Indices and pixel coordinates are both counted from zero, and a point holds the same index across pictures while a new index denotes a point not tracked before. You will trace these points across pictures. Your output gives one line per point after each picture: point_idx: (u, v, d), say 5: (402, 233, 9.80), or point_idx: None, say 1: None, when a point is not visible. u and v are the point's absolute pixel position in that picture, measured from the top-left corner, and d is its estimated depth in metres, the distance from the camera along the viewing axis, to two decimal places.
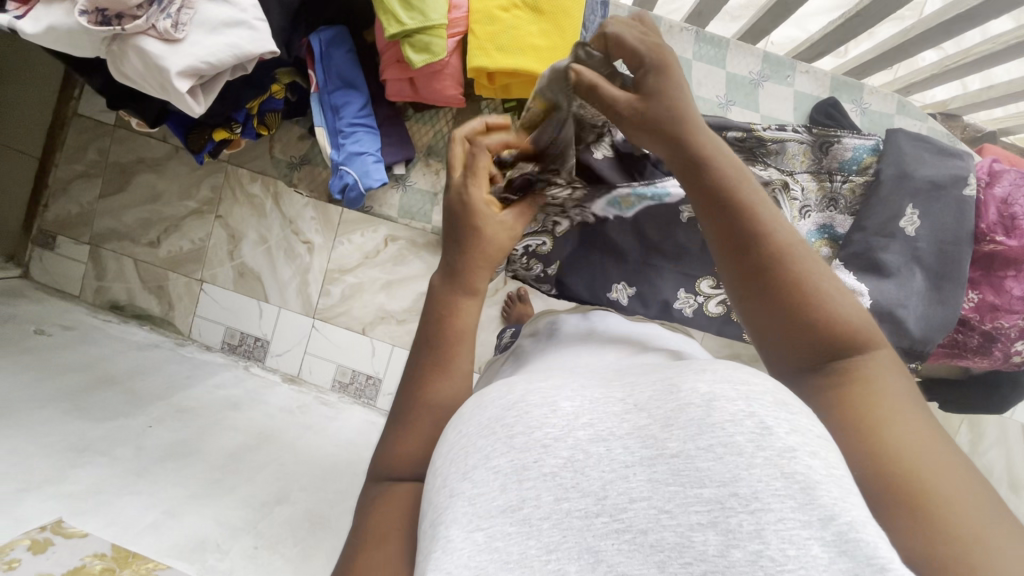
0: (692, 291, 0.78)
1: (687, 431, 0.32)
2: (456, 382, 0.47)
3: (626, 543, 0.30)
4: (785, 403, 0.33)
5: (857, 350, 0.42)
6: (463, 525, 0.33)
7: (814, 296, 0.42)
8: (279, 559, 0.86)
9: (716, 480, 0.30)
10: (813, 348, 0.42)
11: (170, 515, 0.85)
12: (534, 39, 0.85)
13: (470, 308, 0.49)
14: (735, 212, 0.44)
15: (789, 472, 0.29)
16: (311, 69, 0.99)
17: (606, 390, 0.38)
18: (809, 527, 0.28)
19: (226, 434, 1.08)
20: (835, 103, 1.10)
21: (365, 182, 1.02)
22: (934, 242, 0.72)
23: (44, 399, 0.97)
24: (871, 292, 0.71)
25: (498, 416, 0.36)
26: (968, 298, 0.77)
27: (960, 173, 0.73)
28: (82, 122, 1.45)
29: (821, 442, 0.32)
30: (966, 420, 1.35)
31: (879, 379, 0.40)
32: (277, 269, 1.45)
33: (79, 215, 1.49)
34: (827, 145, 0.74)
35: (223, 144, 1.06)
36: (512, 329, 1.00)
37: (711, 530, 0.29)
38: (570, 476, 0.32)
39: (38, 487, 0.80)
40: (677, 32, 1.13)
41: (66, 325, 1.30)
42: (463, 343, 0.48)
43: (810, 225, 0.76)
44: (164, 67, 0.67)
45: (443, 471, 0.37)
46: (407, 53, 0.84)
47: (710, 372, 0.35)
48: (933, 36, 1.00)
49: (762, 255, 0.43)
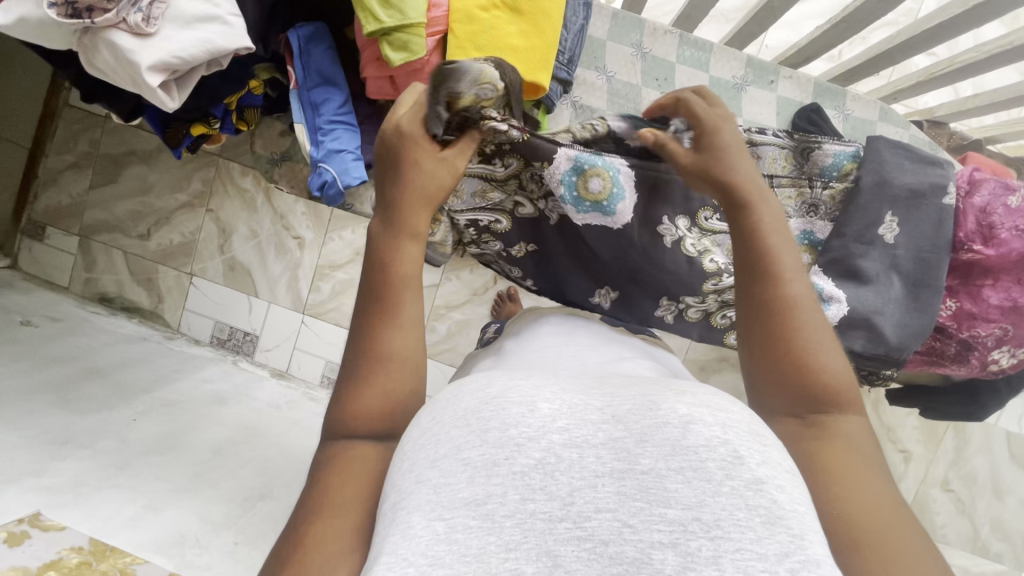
0: (675, 298, 0.75)
1: (661, 449, 0.33)
2: (409, 335, 0.47)
3: (585, 552, 0.31)
4: (758, 434, 0.36)
5: (839, 409, 0.46)
6: (425, 513, 0.34)
7: (810, 344, 0.47)
8: (258, 555, 0.86)
9: (682, 503, 0.31)
10: (799, 393, 0.46)
11: (150, 509, 0.84)
12: (513, 40, 0.85)
13: (412, 252, 0.49)
14: (756, 255, 0.50)
15: (754, 504, 0.31)
16: (290, 65, 0.99)
17: (585, 397, 0.39)
18: (764, 561, 0.29)
19: (210, 429, 1.08)
20: (817, 108, 1.10)
21: (343, 180, 1.00)
22: (912, 250, 0.73)
23: (28, 391, 0.97)
24: (849, 299, 0.72)
25: (474, 408, 0.37)
26: (947, 307, 0.77)
27: (940, 182, 0.73)
28: (73, 113, 1.44)
29: (789, 477, 0.34)
30: (951, 425, 1.35)
31: (851, 439, 0.44)
32: (267, 264, 1.45)
33: (68, 206, 1.48)
34: (808, 151, 0.71)
35: (202, 138, 1.05)
36: (496, 325, 1.02)
37: (671, 550, 0.30)
38: (538, 478, 0.33)
39: (19, 479, 0.80)
40: (661, 35, 1.13)
41: (54, 317, 1.29)
42: (403, 290, 0.47)
43: (793, 232, 0.74)
44: (135, 62, 0.66)
45: (412, 456, 0.38)
46: (386, 51, 0.84)
47: (690, 396, 0.37)
48: (918, 42, 1.01)
49: (770, 298, 0.48)
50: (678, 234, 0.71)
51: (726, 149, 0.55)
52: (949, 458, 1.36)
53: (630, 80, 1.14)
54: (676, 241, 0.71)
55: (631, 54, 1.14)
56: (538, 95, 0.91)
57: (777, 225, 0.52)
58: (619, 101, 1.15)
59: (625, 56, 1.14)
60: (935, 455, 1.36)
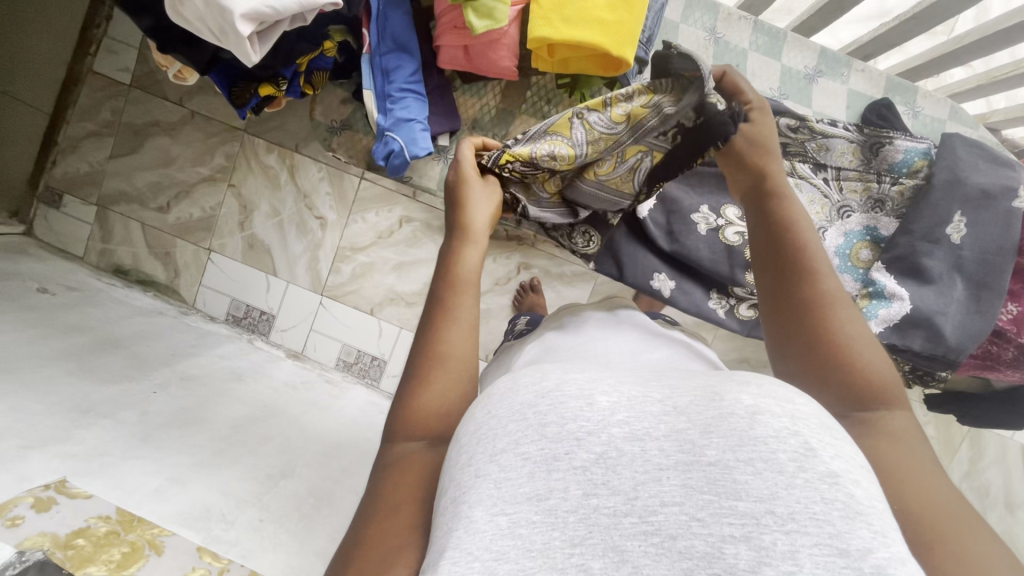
0: (725, 295, 0.95)
1: (728, 440, 0.31)
2: (465, 336, 0.49)
3: (652, 546, 0.30)
4: (829, 428, 0.33)
5: (884, 404, 0.45)
6: (487, 507, 0.32)
7: (849, 337, 0.47)
8: (283, 533, 0.85)
9: (753, 496, 0.29)
10: (837, 389, 0.45)
11: (175, 481, 0.82)
12: (600, 12, 0.83)
13: (471, 256, 0.54)
14: (784, 249, 0.51)
15: (830, 497, 0.29)
16: (365, 28, 0.97)
17: (643, 389, 0.37)
18: (845, 556, 0.27)
19: (230, 405, 1.06)
20: (889, 103, 1.08)
21: (411, 150, 0.99)
22: (978, 251, 0.79)
23: (49, 357, 0.95)
24: (911, 298, 0.79)
25: (530, 402, 0.36)
26: (1007, 310, 0.82)
27: (1010, 183, 0.79)
28: (97, 80, 1.41)
29: (863, 471, 0.32)
30: (968, 435, 1.36)
31: (907, 436, 0.43)
32: (288, 244, 1.43)
33: (87, 174, 1.46)
34: (879, 146, 0.84)
35: (267, 100, 1.03)
36: (527, 318, 0.99)
37: (743, 544, 0.28)
38: (600, 472, 0.32)
39: (42, 445, 0.77)
40: (735, 20, 1.12)
41: (70, 286, 1.27)
42: (465, 292, 0.51)
43: (854, 225, 0.86)
44: (227, 9, 0.63)
45: (469, 449, 0.36)
46: (469, 18, 0.82)
47: (755, 387, 0.35)
48: (988, 44, 1.01)
49: (809, 290, 0.49)
50: (716, 222, 0.90)
51: (770, 153, 0.59)
52: (963, 469, 1.36)
53: None
54: (713, 228, 0.90)
55: (703, 39, 1.14)
56: (618, 72, 0.90)
57: (808, 224, 0.53)
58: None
59: (697, 40, 1.14)
60: (949, 466, 1.36)
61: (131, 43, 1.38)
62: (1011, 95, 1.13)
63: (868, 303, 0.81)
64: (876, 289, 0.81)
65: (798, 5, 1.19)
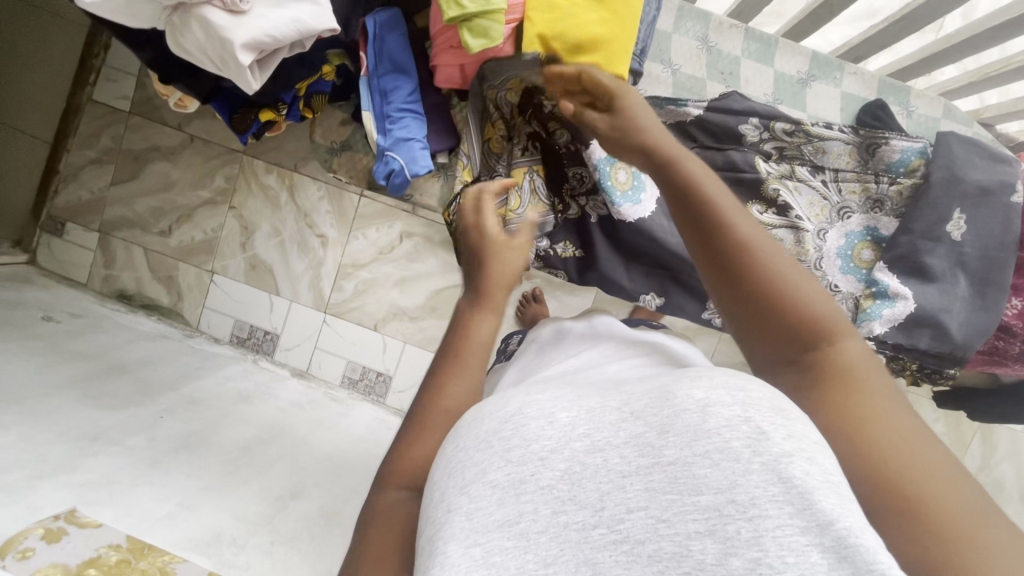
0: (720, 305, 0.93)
1: (683, 438, 0.30)
2: (469, 386, 0.50)
3: (623, 555, 0.29)
4: (782, 409, 0.32)
5: (830, 342, 0.40)
6: (460, 540, 0.32)
7: (779, 281, 0.42)
8: (295, 555, 0.84)
9: (713, 488, 0.28)
10: (781, 346, 0.41)
11: (185, 507, 0.82)
12: (593, 28, 0.84)
13: (487, 322, 0.54)
14: (694, 215, 0.46)
15: (786, 477, 0.28)
16: (365, 52, 0.99)
17: (603, 398, 0.37)
18: (807, 533, 0.27)
19: (237, 427, 1.06)
20: (882, 105, 1.09)
21: (412, 169, 0.99)
22: (979, 248, 0.79)
23: (53, 386, 0.94)
24: (914, 296, 0.79)
25: (495, 429, 0.36)
26: (1012, 305, 0.82)
27: (1008, 179, 0.79)
28: (96, 108, 1.42)
29: (818, 449, 0.30)
30: (979, 431, 1.35)
31: (859, 371, 0.39)
32: (290, 263, 1.44)
33: (89, 201, 1.47)
34: (875, 146, 0.85)
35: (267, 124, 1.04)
36: (519, 336, 0.95)
37: (709, 538, 0.27)
38: (566, 488, 0.32)
39: (51, 475, 0.77)
40: (727, 29, 1.14)
41: (74, 313, 1.27)
42: (470, 350, 0.52)
43: (855, 226, 0.86)
44: (228, 40, 0.64)
45: (441, 485, 0.36)
46: (465, 38, 0.83)
47: (707, 378, 0.33)
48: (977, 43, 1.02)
49: (725, 246, 0.44)
50: None
51: (639, 113, 0.55)
52: (976, 464, 1.35)
53: (694, 73, 1.15)
54: None
55: (697, 48, 1.15)
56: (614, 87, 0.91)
57: (702, 172, 0.48)
58: (684, 94, 1.16)
59: (690, 49, 1.15)
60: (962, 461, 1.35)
61: (130, 71, 1.40)
62: (1003, 92, 1.13)
63: (872, 304, 0.81)
64: (880, 289, 0.81)
65: (788, 9, 1.19)
